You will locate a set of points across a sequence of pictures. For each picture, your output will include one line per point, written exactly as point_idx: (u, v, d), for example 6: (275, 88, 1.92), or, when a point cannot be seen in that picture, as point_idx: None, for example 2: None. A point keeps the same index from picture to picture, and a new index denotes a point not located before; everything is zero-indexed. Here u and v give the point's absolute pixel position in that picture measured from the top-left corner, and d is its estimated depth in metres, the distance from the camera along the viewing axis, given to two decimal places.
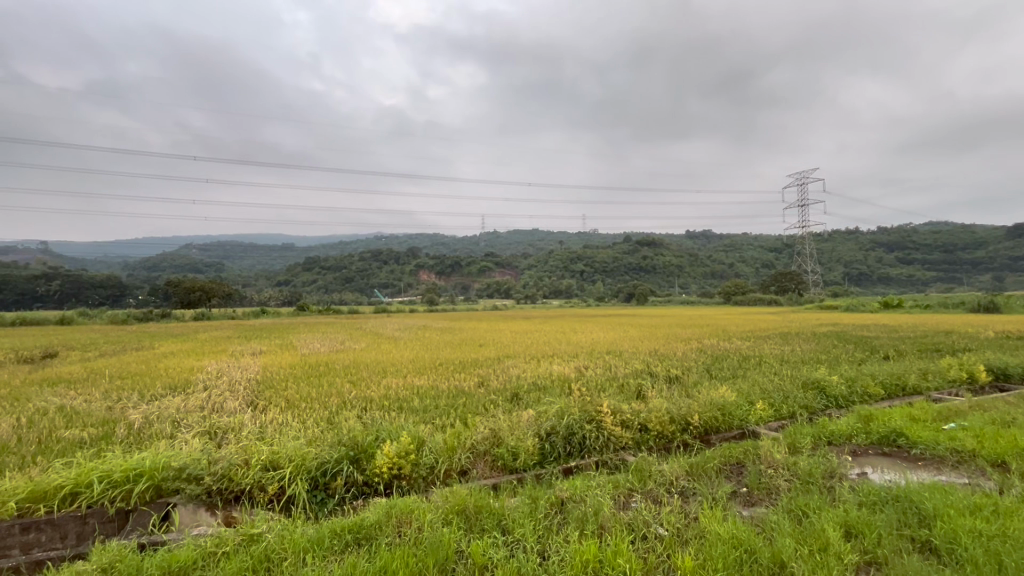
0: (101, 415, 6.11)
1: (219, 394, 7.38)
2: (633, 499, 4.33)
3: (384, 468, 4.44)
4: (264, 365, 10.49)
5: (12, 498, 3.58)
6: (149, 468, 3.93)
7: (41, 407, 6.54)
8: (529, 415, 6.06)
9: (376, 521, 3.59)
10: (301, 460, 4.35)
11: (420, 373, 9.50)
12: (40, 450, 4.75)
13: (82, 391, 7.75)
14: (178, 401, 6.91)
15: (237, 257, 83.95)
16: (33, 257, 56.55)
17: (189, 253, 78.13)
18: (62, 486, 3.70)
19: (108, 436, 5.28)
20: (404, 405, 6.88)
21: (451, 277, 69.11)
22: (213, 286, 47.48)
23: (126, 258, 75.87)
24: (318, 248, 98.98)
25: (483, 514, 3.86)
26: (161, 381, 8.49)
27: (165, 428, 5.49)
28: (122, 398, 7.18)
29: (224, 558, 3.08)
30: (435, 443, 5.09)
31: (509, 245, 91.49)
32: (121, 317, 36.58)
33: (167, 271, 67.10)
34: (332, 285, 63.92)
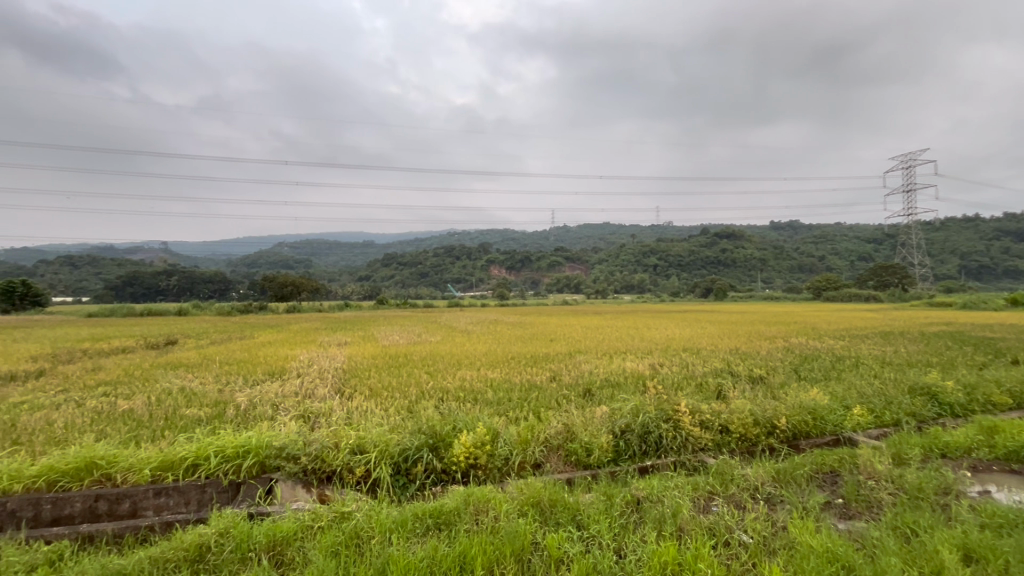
0: (214, 396, 6.85)
1: (311, 381, 8.01)
2: (714, 503, 4.15)
3: (460, 457, 4.60)
4: (348, 356, 11.18)
5: (147, 467, 4.12)
6: (255, 445, 4.36)
7: (166, 388, 7.44)
8: (602, 413, 5.99)
9: (455, 507, 3.73)
10: (385, 446, 4.62)
11: (493, 366, 9.68)
12: (168, 425, 5.43)
13: (198, 374, 8.73)
14: (276, 386, 7.59)
15: (323, 254, 90.00)
16: (156, 257, 64.40)
17: (282, 250, 85.13)
18: (186, 458, 4.21)
19: (220, 415, 5.92)
20: (479, 397, 7.06)
21: (521, 271, 69.42)
22: (302, 280, 51.27)
23: (228, 254, 83.99)
24: (395, 245, 104.03)
25: (557, 507, 3.88)
26: (262, 367, 9.36)
27: (267, 410, 6.05)
28: (230, 382, 8.01)
29: (318, 532, 3.34)
30: (510, 436, 5.18)
31: (579, 238, 90.40)
32: (226, 309, 40.61)
33: (263, 267, 73.53)
34: (408, 281, 66.94)
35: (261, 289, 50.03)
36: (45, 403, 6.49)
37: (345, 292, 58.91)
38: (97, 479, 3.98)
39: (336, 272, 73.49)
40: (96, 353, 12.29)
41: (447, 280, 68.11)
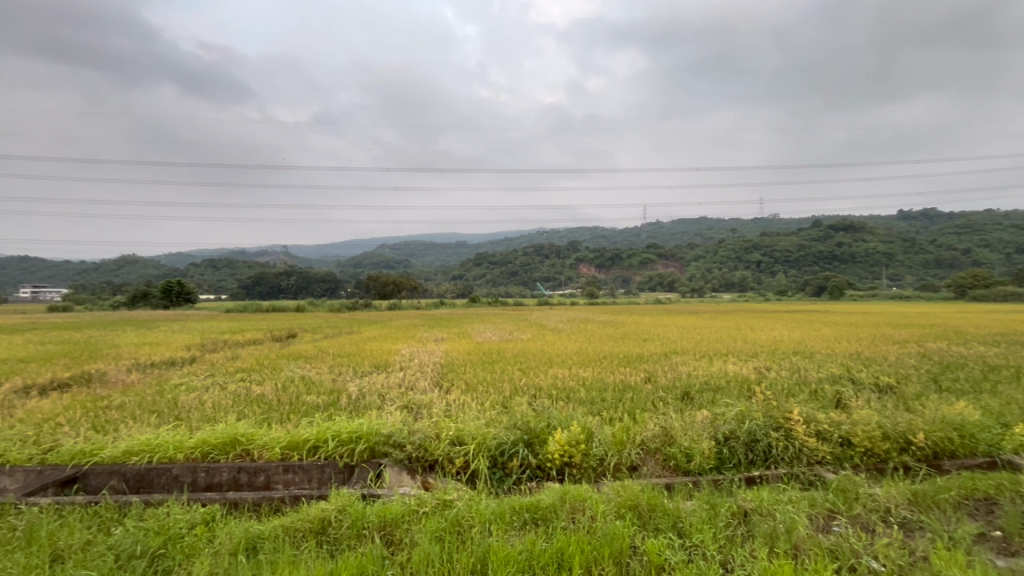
0: (329, 385, 7.55)
1: (412, 374, 8.53)
2: (835, 523, 3.76)
3: (555, 454, 4.62)
4: (444, 351, 11.71)
5: (278, 446, 4.62)
6: (366, 432, 4.72)
7: (290, 376, 8.34)
8: (703, 417, 5.67)
9: (551, 504, 3.75)
10: (482, 439, 4.77)
11: (584, 365, 9.59)
12: (292, 410, 6.08)
13: (316, 365, 9.68)
14: (382, 378, 8.18)
15: (420, 255, 95.14)
16: (278, 259, 72.25)
17: (383, 251, 91.42)
18: (309, 440, 4.67)
19: (335, 403, 6.50)
20: (572, 395, 7.04)
21: (612, 269, 67.63)
22: (402, 279, 54.56)
23: (338, 255, 91.99)
24: (486, 245, 106.90)
25: (657, 512, 3.74)
26: (369, 360, 10.13)
27: (374, 400, 6.52)
28: (343, 372, 8.78)
29: (423, 517, 3.52)
30: (604, 436, 5.10)
31: (673, 234, 86.46)
32: (337, 306, 44.44)
33: (368, 268, 79.49)
34: (499, 279, 68.95)
35: (365, 287, 54.04)
36: (198, 385, 7.60)
37: (440, 291, 61.80)
38: (238, 453, 4.55)
39: (432, 272, 77.28)
40: (234, 344, 14.09)
41: (536, 278, 68.79)
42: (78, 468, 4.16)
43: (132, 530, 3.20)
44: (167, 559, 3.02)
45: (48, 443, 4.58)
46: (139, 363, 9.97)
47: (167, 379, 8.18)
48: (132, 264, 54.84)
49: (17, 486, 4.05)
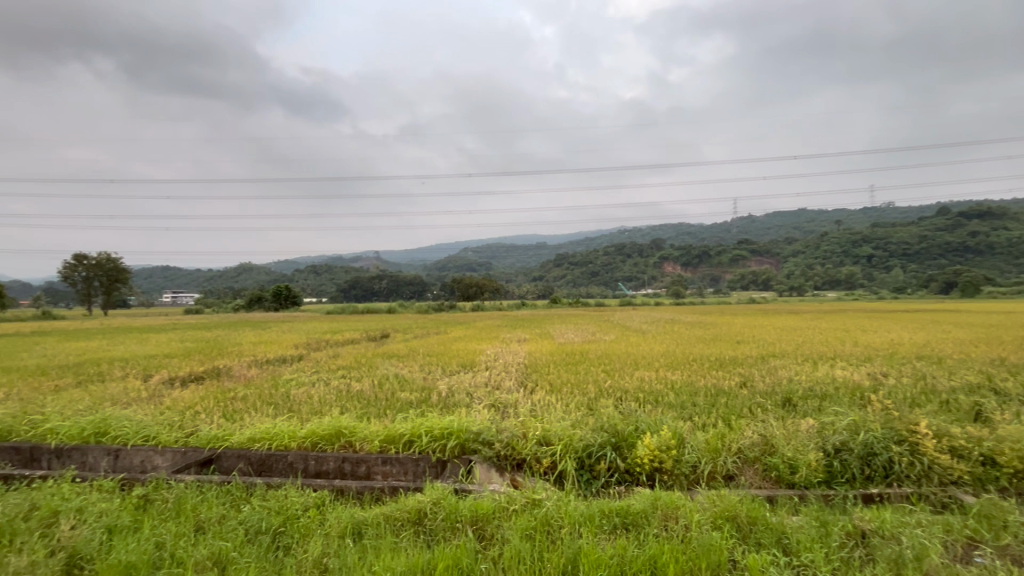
0: (421, 383, 7.94)
1: (497, 373, 8.73)
2: (977, 554, 3.28)
3: (645, 459, 4.48)
4: (528, 352, 11.79)
5: (377, 439, 4.93)
6: (457, 429, 4.90)
7: (385, 374, 8.90)
8: (809, 425, 5.22)
9: (642, 510, 3.64)
10: (569, 440, 4.75)
11: (673, 368, 9.19)
12: (388, 406, 6.46)
13: (408, 363, 10.23)
14: (469, 376, 8.46)
15: (501, 257, 96.99)
16: (371, 265, 77.34)
17: (466, 255, 94.56)
18: (404, 435, 4.94)
19: (426, 399, 6.82)
20: (660, 399, 6.79)
21: (699, 267, 64.32)
22: (485, 280, 55.80)
23: (424, 260, 96.52)
24: (566, 245, 106.57)
25: (759, 526, 3.50)
26: (457, 359, 10.54)
27: (462, 398, 6.75)
28: (433, 371, 9.20)
29: (513, 515, 3.57)
30: (697, 442, 4.87)
31: (768, 228, 80.44)
32: (424, 308, 46.51)
33: (452, 271, 82.47)
34: (580, 280, 68.57)
35: (450, 289, 56.04)
36: (307, 381, 8.34)
37: (520, 292, 62.39)
38: (343, 444, 4.93)
39: (513, 274, 78.50)
40: (334, 343, 15.27)
41: (618, 278, 67.32)
42: (213, 451, 4.73)
43: (258, 509, 3.58)
44: (286, 537, 3.35)
45: (190, 428, 5.26)
46: (258, 360, 11.15)
47: (281, 375, 9.06)
48: (248, 272, 61.48)
49: (166, 464, 4.68)
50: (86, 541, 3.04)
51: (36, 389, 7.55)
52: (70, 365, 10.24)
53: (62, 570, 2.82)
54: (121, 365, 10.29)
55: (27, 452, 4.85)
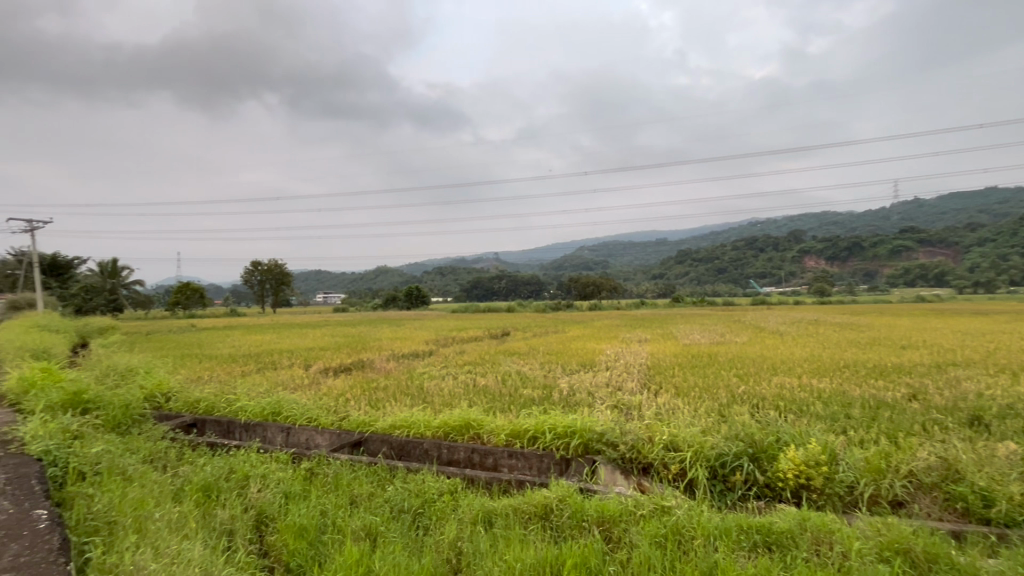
0: (542, 381, 8.08)
1: (619, 374, 8.56)
2: None
3: (789, 474, 4.05)
4: (650, 353, 11.38)
5: (502, 433, 5.12)
6: (580, 428, 4.88)
7: (507, 370, 9.21)
8: (1010, 451, 4.27)
9: (788, 529, 3.30)
10: (699, 447, 4.46)
11: (819, 375, 8.18)
12: (512, 402, 6.67)
13: (528, 361, 10.46)
14: (590, 376, 8.41)
15: (618, 255, 94.83)
16: (491, 266, 80.58)
17: (582, 254, 94.30)
18: (528, 430, 5.06)
19: (548, 397, 6.92)
20: (805, 409, 6.09)
21: (849, 262, 56.46)
22: (602, 279, 54.82)
23: (541, 261, 97.90)
24: (688, 240, 100.77)
25: (941, 566, 2.97)
26: (577, 359, 10.53)
27: (584, 398, 6.72)
28: (553, 369, 9.31)
29: (641, 519, 3.47)
30: (854, 459, 4.28)
31: (943, 213, 67.79)
32: (543, 307, 47.36)
33: (568, 270, 82.73)
34: (704, 278, 64.78)
35: (567, 288, 56.07)
36: (437, 375, 8.96)
37: (640, 291, 60.40)
38: (471, 436, 5.21)
39: (631, 272, 76.26)
40: (459, 340, 16.19)
41: (749, 275, 61.83)
42: (361, 434, 5.30)
43: (401, 490, 3.94)
44: (425, 518, 3.64)
45: (343, 413, 5.96)
46: (395, 354, 12.28)
47: (414, 368, 9.85)
48: (384, 275, 67.84)
49: (325, 443, 5.36)
50: (270, 503, 3.62)
51: (229, 374, 9.14)
52: (251, 354, 12.23)
53: (253, 524, 3.39)
54: (287, 356, 12.01)
55: (225, 425, 5.88)
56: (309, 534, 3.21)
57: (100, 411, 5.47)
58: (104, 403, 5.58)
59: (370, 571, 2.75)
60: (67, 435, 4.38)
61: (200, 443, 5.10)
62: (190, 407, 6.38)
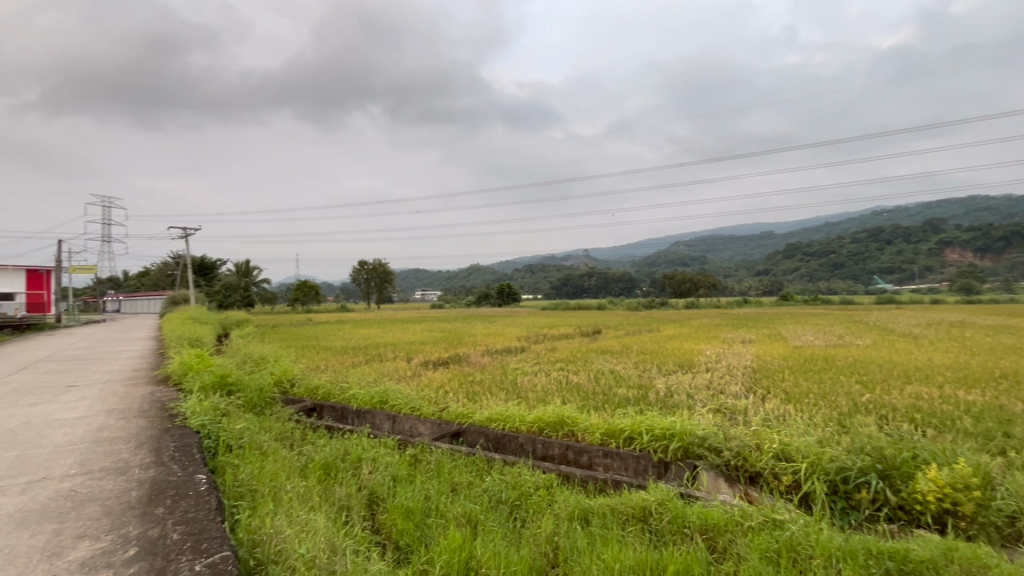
0: (637, 380, 7.85)
1: (721, 376, 8.07)
2: None
3: (930, 497, 3.55)
4: (756, 354, 10.58)
5: (597, 432, 5.05)
6: (679, 431, 4.66)
7: (601, 369, 9.07)
8: None
9: (928, 559, 2.89)
10: (816, 458, 4.07)
11: (968, 386, 7.05)
12: (606, 400, 6.58)
13: (622, 360, 10.23)
14: (688, 377, 8.03)
15: (717, 250, 89.30)
16: (581, 264, 79.81)
17: (677, 250, 90.16)
18: (624, 430, 4.95)
19: (644, 397, 6.72)
20: (949, 424, 5.30)
21: (1006, 253, 47.87)
22: (700, 276, 51.76)
23: (633, 258, 95.09)
24: (798, 232, 92.13)
25: None
26: (673, 359, 10.09)
27: (683, 399, 6.42)
28: (648, 369, 9.01)
29: (750, 531, 3.25)
30: (1016, 486, 3.64)
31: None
32: (635, 304, 45.90)
33: (662, 267, 79.58)
34: (818, 273, 58.91)
35: (661, 286, 53.79)
36: (531, 371, 9.07)
37: (742, 288, 56.34)
38: (566, 433, 5.21)
39: (732, 269, 71.38)
40: (551, 337, 16.22)
41: (874, 270, 55.01)
42: (460, 425, 5.54)
43: (499, 482, 4.06)
44: (521, 510, 3.73)
45: (443, 404, 6.26)
46: (489, 349, 12.63)
47: (508, 364, 10.06)
48: (476, 273, 70.05)
49: (427, 431, 5.67)
50: (380, 485, 3.91)
51: (342, 364, 10.02)
52: (360, 347, 13.23)
53: (367, 503, 3.70)
54: (391, 349, 12.85)
55: (340, 410, 6.46)
56: (415, 516, 3.43)
57: (241, 392, 6.27)
58: (244, 385, 6.38)
59: (471, 555, 2.86)
60: (217, 413, 5.07)
61: (320, 426, 5.66)
62: (310, 393, 7.09)
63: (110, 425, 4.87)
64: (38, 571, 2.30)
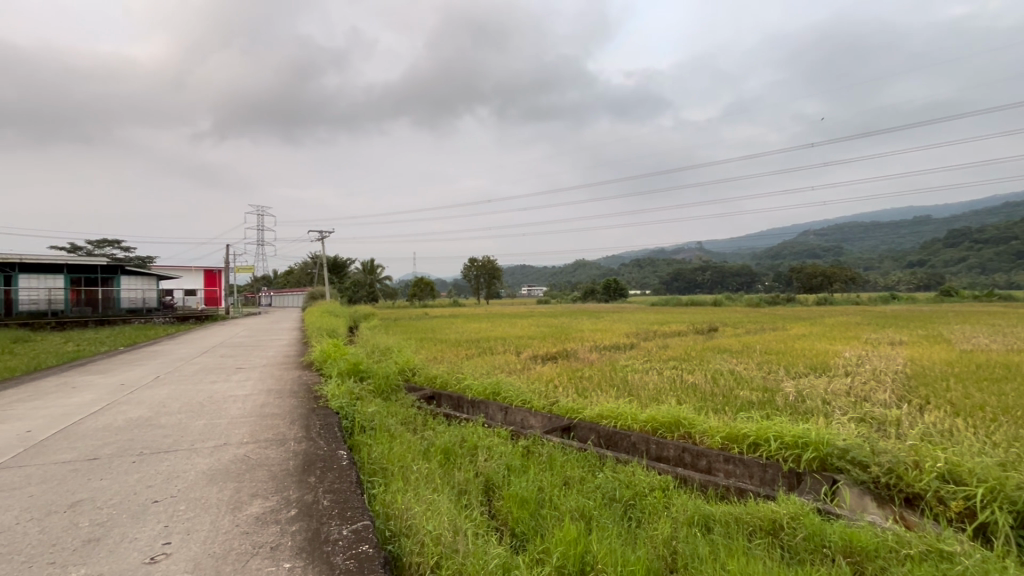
0: (761, 383, 7.23)
1: (865, 381, 7.12)
2: None
3: None
4: (909, 358, 9.17)
5: (717, 435, 4.74)
6: (815, 439, 4.21)
7: (719, 369, 8.52)
8: None
9: None
10: (998, 484, 3.42)
11: None
12: (726, 402, 6.17)
13: (742, 360, 9.49)
14: (824, 381, 7.21)
15: (857, 239, 78.85)
16: (693, 257, 75.51)
17: (807, 240, 81.41)
18: (748, 435, 4.59)
19: (771, 401, 6.18)
20: None
21: None
22: (835, 268, 45.84)
23: (754, 250, 87.70)
24: (966, 215, 77.84)
25: None
26: (803, 360, 9.13)
27: (818, 406, 5.78)
28: (773, 370, 8.27)
29: (908, 560, 2.83)
30: None
31: None
32: (755, 300, 42.24)
33: (787, 259, 72.51)
34: (993, 264, 49.31)
35: (787, 280, 48.89)
36: (641, 368, 8.80)
37: (889, 282, 49.13)
38: (682, 434, 4.98)
39: (876, 260, 62.59)
40: (662, 334, 15.56)
41: None
42: (571, 420, 5.58)
43: (611, 479, 4.00)
44: (636, 510, 3.64)
45: (553, 398, 6.31)
46: (597, 346, 12.45)
47: (618, 361, 9.84)
48: (582, 269, 69.71)
49: (538, 424, 5.78)
50: (495, 472, 4.08)
51: (458, 356, 10.57)
52: (472, 340, 13.86)
53: (483, 489, 3.87)
54: (502, 343, 13.26)
55: (456, 399, 6.84)
56: (529, 506, 3.51)
57: (371, 379, 6.92)
58: (373, 372, 7.03)
59: (587, 549, 2.86)
60: (352, 396, 5.67)
61: (439, 413, 6.06)
62: (430, 381, 7.60)
63: (270, 402, 5.68)
64: (225, 521, 2.76)
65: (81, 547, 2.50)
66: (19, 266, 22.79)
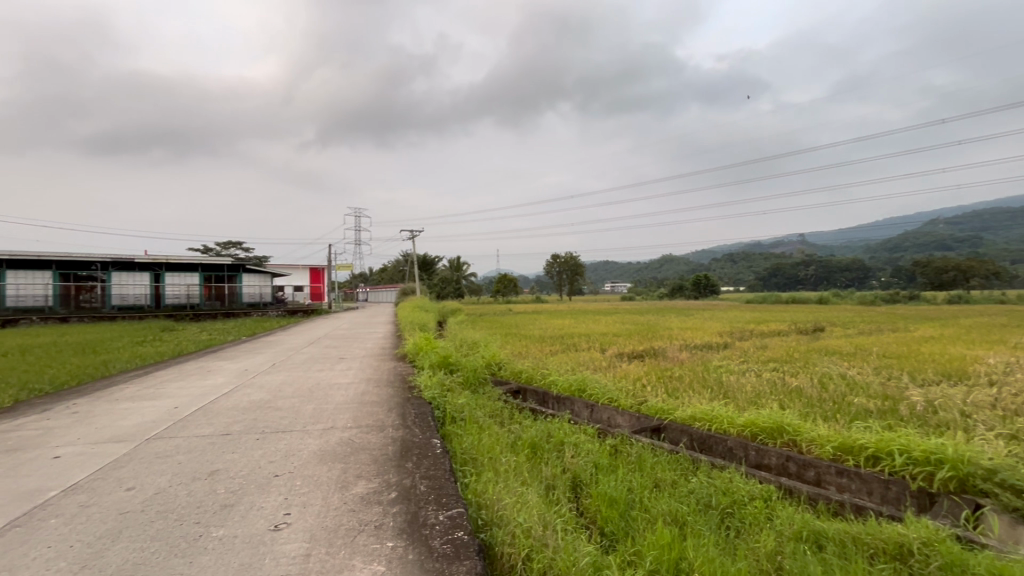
0: (881, 389, 6.48)
1: (1014, 392, 6.11)
2: None
3: None
4: None
5: (828, 445, 4.32)
6: (952, 457, 3.69)
7: (827, 372, 7.75)
8: None
9: None
10: None
11: None
12: (837, 409, 5.60)
13: (856, 363, 8.57)
14: (960, 391, 6.29)
15: (1001, 227, 67.95)
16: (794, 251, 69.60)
17: (935, 230, 71.69)
18: (866, 447, 4.14)
19: (892, 410, 5.52)
20: None
21: None
22: (972, 261, 39.82)
23: (868, 243, 78.83)
24: None
25: None
26: (933, 366, 8.03)
27: (953, 418, 5.06)
28: (895, 376, 7.37)
29: None
30: None
31: None
32: (870, 297, 38.04)
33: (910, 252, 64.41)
34: None
35: (910, 274, 43.39)
36: (736, 369, 8.27)
37: None
38: (786, 442, 4.59)
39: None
40: (760, 334, 14.49)
41: None
42: (661, 421, 5.37)
43: (705, 484, 3.80)
44: (735, 519, 3.42)
45: (641, 398, 6.11)
46: (687, 344, 11.89)
47: (710, 361, 9.33)
48: (669, 265, 67.01)
49: (625, 424, 5.63)
50: (583, 470, 4.03)
51: (541, 352, 10.63)
52: (555, 337, 13.85)
53: (571, 485, 3.85)
54: (585, 339, 13.12)
55: (541, 394, 6.89)
56: (619, 506, 3.43)
57: (460, 371, 7.15)
58: (461, 365, 7.26)
59: (683, 556, 2.73)
60: (443, 387, 5.90)
61: (526, 407, 6.13)
62: (516, 376, 7.70)
63: (369, 391, 6.08)
64: (335, 497, 3.00)
65: (219, 511, 2.84)
66: (166, 266, 26.43)
